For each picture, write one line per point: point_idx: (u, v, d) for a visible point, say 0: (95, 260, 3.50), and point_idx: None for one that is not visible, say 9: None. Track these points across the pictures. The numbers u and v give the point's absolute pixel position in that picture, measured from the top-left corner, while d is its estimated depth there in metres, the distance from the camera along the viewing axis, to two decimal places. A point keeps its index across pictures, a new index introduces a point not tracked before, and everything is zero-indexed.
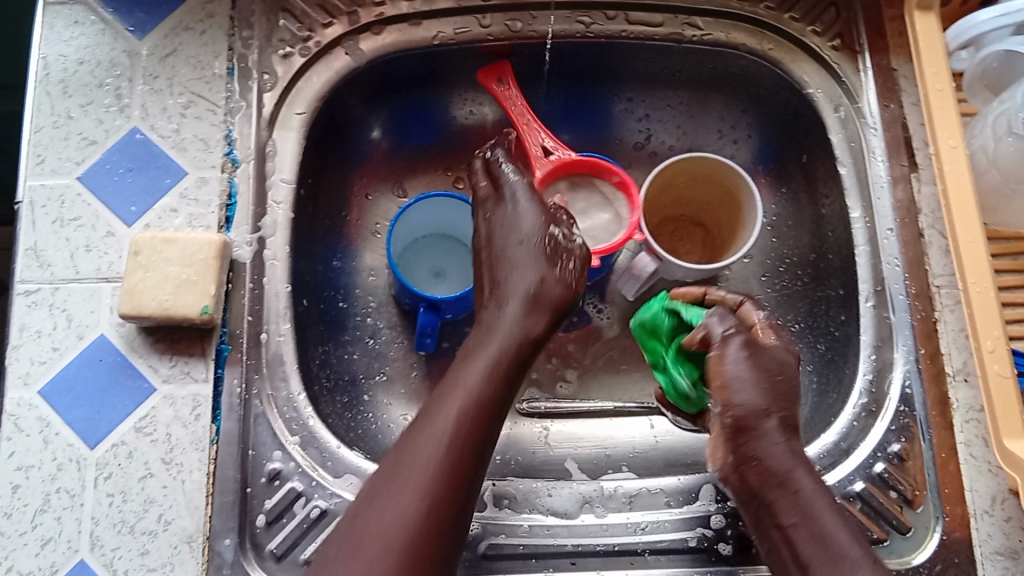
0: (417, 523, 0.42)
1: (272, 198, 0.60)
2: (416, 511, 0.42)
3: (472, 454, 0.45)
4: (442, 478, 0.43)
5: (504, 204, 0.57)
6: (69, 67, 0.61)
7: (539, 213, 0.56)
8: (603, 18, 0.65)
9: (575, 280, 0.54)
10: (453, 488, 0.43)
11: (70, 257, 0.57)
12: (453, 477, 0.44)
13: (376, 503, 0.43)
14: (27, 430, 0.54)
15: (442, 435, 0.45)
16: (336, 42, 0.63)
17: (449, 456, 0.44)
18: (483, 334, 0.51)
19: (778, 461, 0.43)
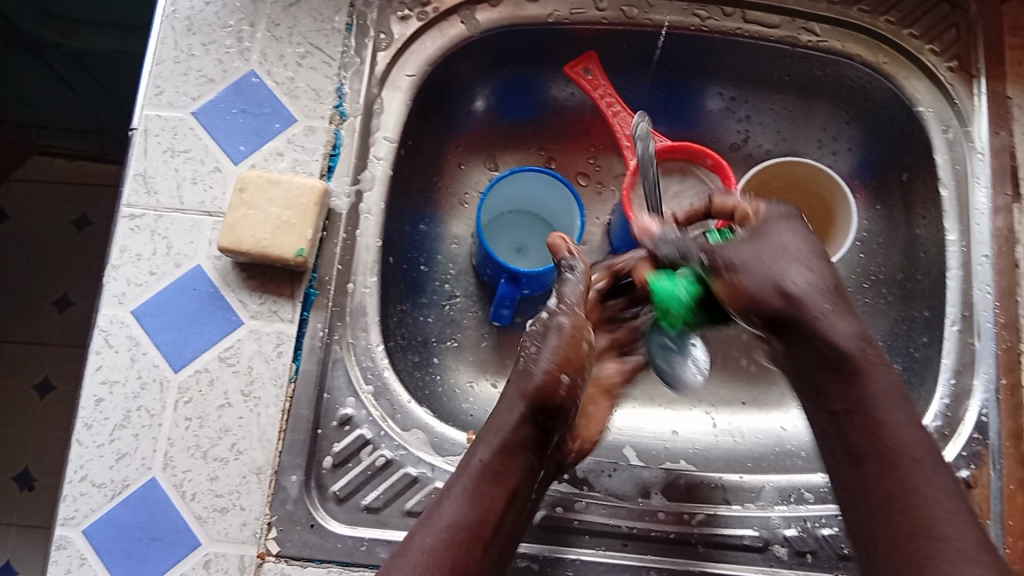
0: (468, 522, 0.45)
1: (374, 153, 0.61)
2: (470, 513, 0.45)
3: (493, 498, 0.46)
4: (480, 488, 0.46)
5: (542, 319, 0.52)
6: (196, 6, 0.62)
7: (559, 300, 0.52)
8: (719, 14, 0.65)
9: (567, 370, 0.49)
10: (472, 531, 0.44)
11: (176, 187, 0.58)
12: (480, 507, 0.46)
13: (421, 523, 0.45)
14: (115, 347, 0.55)
15: (474, 472, 0.47)
16: (452, 10, 0.64)
17: (479, 481, 0.46)
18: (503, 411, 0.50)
19: (849, 346, 0.44)
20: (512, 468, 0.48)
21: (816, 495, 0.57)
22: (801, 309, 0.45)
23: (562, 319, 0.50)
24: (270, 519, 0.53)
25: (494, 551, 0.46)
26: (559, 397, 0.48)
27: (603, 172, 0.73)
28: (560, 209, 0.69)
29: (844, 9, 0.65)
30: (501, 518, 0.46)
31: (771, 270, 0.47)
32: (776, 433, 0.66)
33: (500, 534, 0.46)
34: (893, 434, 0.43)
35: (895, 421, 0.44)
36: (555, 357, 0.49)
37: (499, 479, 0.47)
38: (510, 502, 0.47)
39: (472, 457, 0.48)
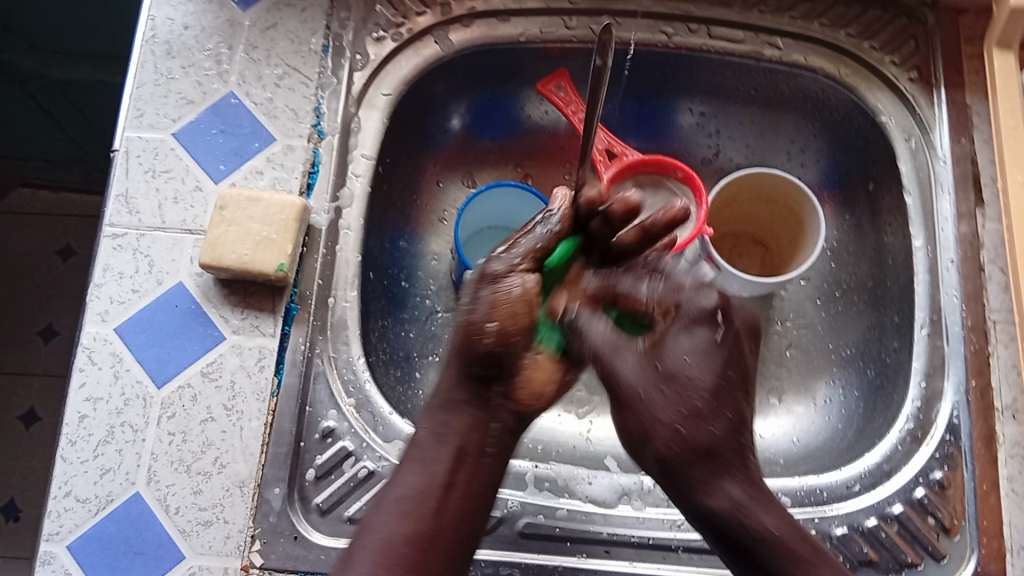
0: (415, 492, 0.40)
1: (353, 170, 0.62)
2: (416, 479, 0.40)
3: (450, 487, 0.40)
4: (423, 454, 0.41)
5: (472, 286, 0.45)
6: (175, 30, 0.63)
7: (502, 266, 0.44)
8: (685, 30, 0.67)
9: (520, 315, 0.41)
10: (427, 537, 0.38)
11: (158, 207, 0.59)
12: (423, 502, 0.39)
13: (366, 531, 0.39)
14: (99, 364, 0.56)
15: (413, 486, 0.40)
16: (426, 31, 0.66)
17: (427, 483, 0.40)
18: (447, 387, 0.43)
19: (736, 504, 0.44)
20: (455, 424, 0.42)
21: (794, 498, 0.58)
22: (711, 460, 0.44)
23: (502, 273, 0.43)
24: (253, 532, 0.53)
25: (457, 512, 0.40)
26: (488, 345, 0.41)
27: None
28: None
29: (805, 24, 0.67)
30: (452, 478, 0.40)
31: (687, 367, 0.45)
32: (754, 439, 0.66)
33: (457, 494, 0.40)
34: (773, 532, 0.43)
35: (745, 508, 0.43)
36: (488, 309, 0.41)
37: (440, 441, 0.41)
38: (458, 464, 0.41)
39: (418, 430, 0.43)
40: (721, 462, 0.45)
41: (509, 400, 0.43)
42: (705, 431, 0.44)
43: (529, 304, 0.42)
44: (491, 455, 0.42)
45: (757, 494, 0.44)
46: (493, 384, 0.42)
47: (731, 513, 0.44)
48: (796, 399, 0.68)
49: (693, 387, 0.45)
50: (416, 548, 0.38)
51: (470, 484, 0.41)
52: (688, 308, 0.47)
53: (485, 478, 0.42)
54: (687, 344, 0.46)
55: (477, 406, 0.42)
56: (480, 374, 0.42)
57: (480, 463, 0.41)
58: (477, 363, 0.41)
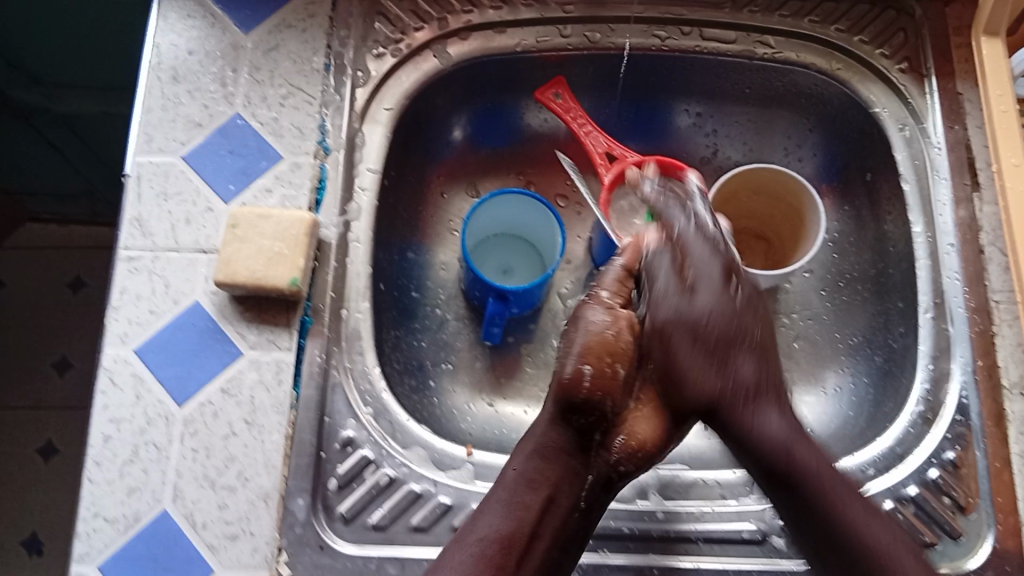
0: (503, 535, 0.46)
1: (359, 184, 0.64)
2: (504, 525, 0.46)
3: (568, 471, 0.49)
4: (517, 498, 0.47)
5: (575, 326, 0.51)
6: (180, 55, 0.65)
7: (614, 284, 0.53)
8: (678, 34, 0.69)
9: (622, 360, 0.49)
10: (553, 494, 0.48)
11: (172, 229, 0.60)
12: (562, 472, 0.48)
13: (493, 503, 0.48)
14: (120, 385, 0.57)
15: (550, 440, 0.49)
16: (425, 45, 0.68)
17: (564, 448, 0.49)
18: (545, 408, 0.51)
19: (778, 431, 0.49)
20: (547, 474, 0.48)
21: None
22: (748, 398, 0.50)
23: (592, 312, 0.51)
24: (280, 543, 0.54)
25: (536, 563, 0.46)
26: (585, 391, 0.48)
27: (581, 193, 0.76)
28: (541, 227, 0.72)
29: (794, 21, 0.68)
30: (538, 527, 0.47)
31: (694, 321, 0.51)
32: None
33: (541, 543, 0.47)
34: (820, 465, 0.48)
35: (765, 417, 0.50)
36: (579, 354, 0.48)
37: (533, 487, 0.48)
38: (548, 510, 0.48)
39: (508, 471, 0.50)
40: (761, 396, 0.50)
41: (606, 450, 0.50)
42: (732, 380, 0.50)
43: (610, 366, 0.48)
44: (579, 510, 0.49)
45: (781, 415, 0.50)
46: (592, 435, 0.49)
47: (778, 443, 0.49)
48: (805, 389, 0.69)
49: (717, 334, 0.51)
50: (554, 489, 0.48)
51: (553, 532, 0.48)
52: (707, 283, 0.52)
53: (569, 530, 0.49)
54: (703, 250, 0.53)
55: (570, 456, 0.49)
56: (581, 424, 0.49)
57: (566, 517, 0.48)
58: (574, 411, 0.48)
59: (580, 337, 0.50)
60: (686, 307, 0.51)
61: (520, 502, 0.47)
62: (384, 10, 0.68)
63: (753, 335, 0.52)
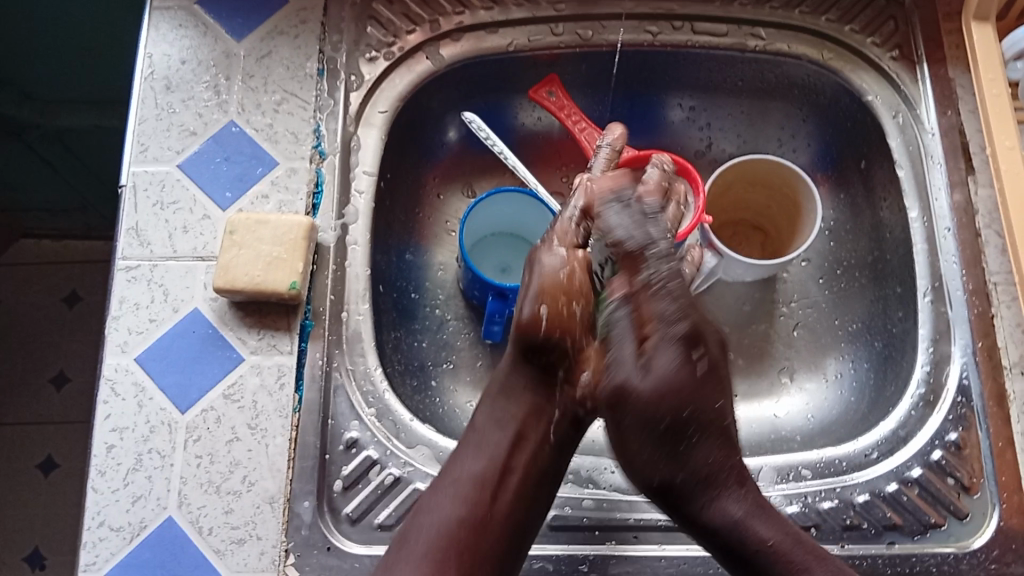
0: (476, 476, 0.48)
1: (355, 188, 0.64)
2: (478, 466, 0.49)
3: (540, 424, 0.50)
4: (486, 439, 0.50)
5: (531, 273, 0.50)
6: (172, 65, 0.65)
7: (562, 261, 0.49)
8: (669, 28, 0.69)
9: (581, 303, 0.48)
10: (520, 452, 0.50)
11: (169, 237, 0.60)
12: (534, 413, 0.50)
13: (457, 457, 0.50)
14: (122, 394, 0.57)
15: (523, 393, 0.51)
16: (417, 48, 0.68)
17: (535, 401, 0.51)
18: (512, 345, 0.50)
19: (705, 457, 0.47)
20: (514, 411, 0.50)
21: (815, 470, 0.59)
22: (707, 482, 0.47)
23: (546, 256, 0.49)
24: (287, 545, 0.54)
25: (509, 499, 0.48)
26: (541, 331, 0.48)
27: None
28: (537, 224, 0.72)
29: (786, 13, 0.69)
30: (510, 462, 0.49)
31: (642, 387, 0.46)
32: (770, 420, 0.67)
33: (513, 477, 0.49)
34: (772, 545, 0.46)
35: (729, 503, 0.47)
36: (535, 296, 0.48)
37: (501, 427, 0.50)
38: (515, 449, 0.50)
39: (477, 415, 0.52)
40: (715, 482, 0.47)
41: (569, 385, 0.50)
42: (695, 462, 0.47)
43: (566, 303, 0.48)
44: (548, 445, 0.51)
45: (741, 500, 0.48)
46: (557, 370, 0.49)
47: (729, 529, 0.47)
48: (807, 377, 0.69)
49: (670, 407, 0.45)
50: (510, 452, 0.49)
51: (525, 467, 0.50)
52: (660, 344, 0.46)
53: (541, 464, 0.50)
54: (660, 300, 0.46)
55: (536, 389, 0.50)
56: (542, 358, 0.49)
57: (537, 451, 0.50)
58: (533, 349, 0.49)
59: (527, 303, 0.48)
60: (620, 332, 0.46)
61: (482, 466, 0.49)
62: (376, 14, 0.68)
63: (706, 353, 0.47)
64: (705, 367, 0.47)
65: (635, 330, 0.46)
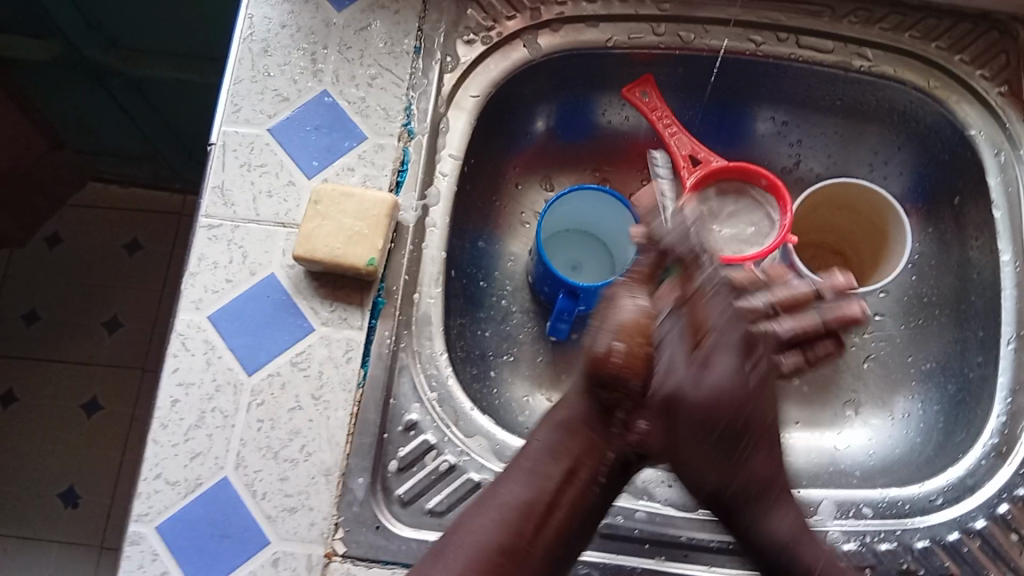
0: (521, 504, 0.41)
1: (439, 170, 0.64)
2: (523, 493, 0.41)
3: (596, 457, 0.43)
4: (535, 465, 0.42)
5: (610, 301, 0.42)
6: (272, 28, 0.65)
7: (644, 302, 0.42)
8: (774, 40, 0.67)
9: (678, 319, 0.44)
10: (575, 488, 0.42)
11: (253, 200, 0.61)
12: (590, 448, 0.43)
13: (503, 479, 0.43)
14: (192, 350, 0.57)
15: (579, 417, 0.43)
16: (515, 35, 0.67)
17: (593, 435, 0.43)
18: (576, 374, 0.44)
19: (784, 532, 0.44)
20: (570, 442, 0.42)
21: (875, 509, 0.58)
22: (760, 494, 0.44)
23: (626, 296, 0.42)
24: (337, 519, 0.54)
25: (556, 532, 0.41)
26: (613, 368, 0.41)
27: None
28: (613, 225, 0.71)
29: (896, 35, 0.67)
30: (559, 499, 0.42)
31: (695, 397, 0.42)
32: (830, 452, 0.66)
33: (561, 513, 0.42)
34: (819, 570, 0.44)
35: (780, 515, 0.45)
36: (612, 330, 0.41)
37: (555, 456, 0.42)
38: (568, 484, 0.42)
39: (531, 440, 0.44)
40: (770, 493, 0.45)
41: (623, 429, 0.43)
42: (747, 475, 0.44)
43: (644, 342, 0.41)
44: (599, 484, 0.43)
45: (792, 517, 0.45)
46: (615, 410, 0.43)
47: (778, 546, 0.44)
48: (873, 413, 0.67)
49: (714, 416, 0.43)
50: (564, 485, 0.42)
51: (573, 506, 0.42)
52: (718, 345, 0.43)
53: (589, 506, 0.43)
54: (717, 307, 0.44)
55: (594, 424, 0.43)
56: (604, 399, 0.42)
57: (587, 486, 0.42)
58: (602, 385, 0.41)
59: (606, 335, 0.41)
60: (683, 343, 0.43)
61: (528, 493, 0.41)
62: None
63: (774, 441, 0.45)
64: (760, 377, 0.44)
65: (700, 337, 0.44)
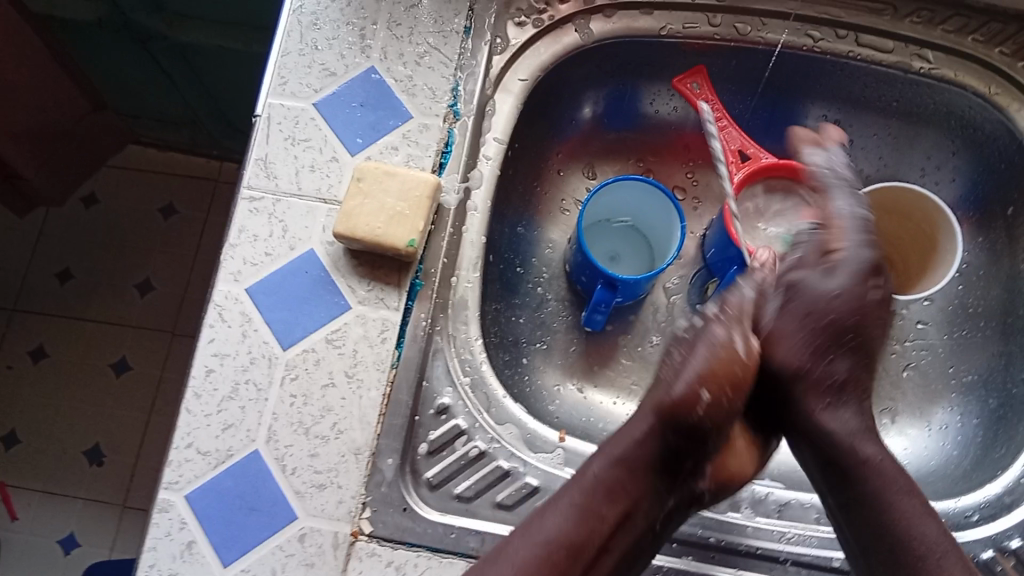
0: (563, 543, 0.48)
1: (483, 152, 0.63)
2: (570, 529, 0.49)
3: (647, 491, 0.51)
4: (593, 506, 0.50)
5: (695, 346, 0.52)
6: (322, 1, 0.64)
7: (711, 348, 0.51)
8: (833, 36, 0.66)
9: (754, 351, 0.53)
10: (623, 528, 0.50)
11: (296, 174, 0.60)
12: (637, 478, 0.51)
13: (541, 513, 0.50)
14: (228, 321, 0.57)
15: (623, 464, 0.51)
16: (568, 19, 0.66)
17: (636, 473, 0.51)
18: (622, 430, 0.53)
19: (843, 428, 0.52)
20: (627, 492, 0.50)
21: None
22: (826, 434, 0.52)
23: (718, 329, 0.53)
24: (365, 499, 0.54)
25: (602, 572, 0.49)
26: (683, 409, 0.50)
27: (700, 188, 0.74)
28: (655, 220, 0.71)
29: (959, 39, 0.65)
30: (608, 542, 0.49)
31: (820, 300, 0.53)
32: None
33: (608, 557, 0.50)
34: (939, 542, 0.49)
35: (923, 525, 0.49)
36: (699, 377, 0.50)
37: (612, 499, 0.50)
38: (620, 529, 0.50)
39: (587, 471, 0.52)
40: (844, 391, 0.53)
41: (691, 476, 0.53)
42: (830, 432, 0.52)
43: (727, 398, 0.51)
44: (651, 532, 0.51)
45: (858, 414, 0.53)
46: (683, 464, 0.52)
47: (878, 498, 0.50)
48: (910, 422, 0.66)
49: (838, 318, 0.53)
50: (585, 541, 0.49)
51: (623, 548, 0.50)
52: (845, 262, 0.53)
53: (635, 546, 0.51)
54: (831, 283, 0.53)
55: (648, 490, 0.51)
56: (676, 440, 0.51)
57: (640, 532, 0.51)
58: (675, 428, 0.51)
59: (684, 383, 0.51)
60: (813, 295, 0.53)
61: (575, 521, 0.49)
62: None
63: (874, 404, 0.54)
64: (880, 297, 0.54)
65: (818, 251, 0.54)
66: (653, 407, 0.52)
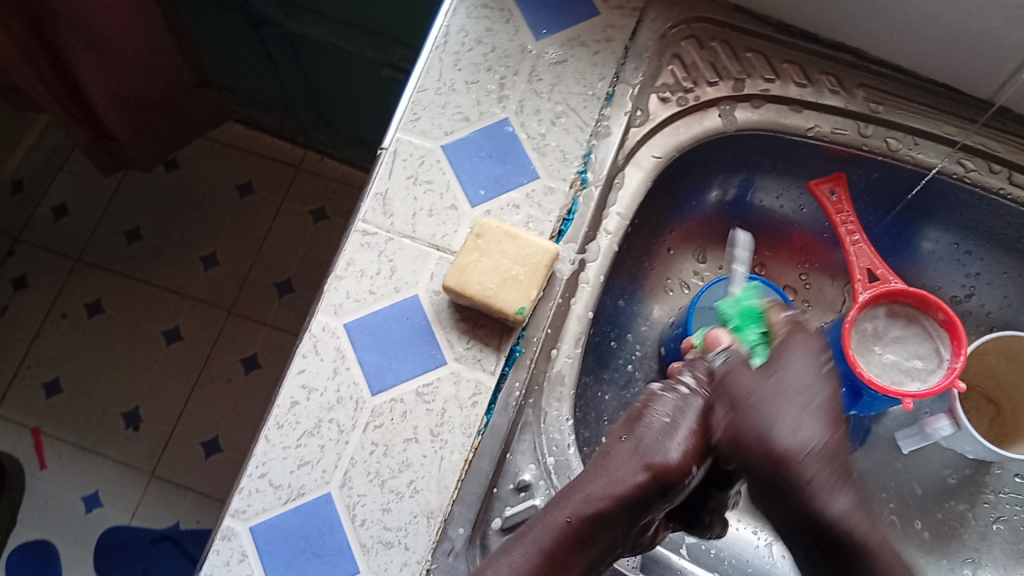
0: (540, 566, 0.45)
1: (605, 226, 0.61)
2: (535, 555, 0.45)
3: (613, 532, 0.46)
4: (559, 549, 0.45)
5: (682, 412, 0.50)
6: (468, 43, 0.63)
7: (699, 430, 0.49)
8: (986, 169, 0.63)
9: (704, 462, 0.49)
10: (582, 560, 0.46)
11: (413, 215, 0.59)
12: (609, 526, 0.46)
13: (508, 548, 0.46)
14: (322, 355, 0.56)
15: (613, 493, 0.46)
16: (713, 102, 0.64)
17: (621, 504, 0.46)
18: (603, 462, 0.48)
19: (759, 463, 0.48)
20: (592, 531, 0.46)
21: None
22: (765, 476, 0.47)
23: (692, 416, 0.49)
24: (430, 566, 0.52)
25: None
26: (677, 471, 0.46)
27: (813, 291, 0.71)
28: None
29: None
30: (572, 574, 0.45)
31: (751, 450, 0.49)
32: None
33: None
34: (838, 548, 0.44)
35: (811, 465, 0.46)
36: (684, 440, 0.48)
37: (581, 542, 0.46)
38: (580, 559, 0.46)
39: (548, 514, 0.47)
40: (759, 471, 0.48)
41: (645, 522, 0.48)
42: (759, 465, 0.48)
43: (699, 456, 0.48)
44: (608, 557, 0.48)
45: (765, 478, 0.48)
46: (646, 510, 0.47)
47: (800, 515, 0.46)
48: None
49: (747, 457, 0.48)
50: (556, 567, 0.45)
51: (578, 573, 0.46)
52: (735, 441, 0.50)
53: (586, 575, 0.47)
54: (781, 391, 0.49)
55: (616, 528, 0.46)
56: (655, 491, 0.46)
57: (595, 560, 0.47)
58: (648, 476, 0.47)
59: (671, 442, 0.48)
60: (774, 399, 0.49)
61: (541, 552, 0.45)
62: (682, 53, 0.65)
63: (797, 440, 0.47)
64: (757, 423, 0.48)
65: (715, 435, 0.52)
66: (636, 453, 0.48)
